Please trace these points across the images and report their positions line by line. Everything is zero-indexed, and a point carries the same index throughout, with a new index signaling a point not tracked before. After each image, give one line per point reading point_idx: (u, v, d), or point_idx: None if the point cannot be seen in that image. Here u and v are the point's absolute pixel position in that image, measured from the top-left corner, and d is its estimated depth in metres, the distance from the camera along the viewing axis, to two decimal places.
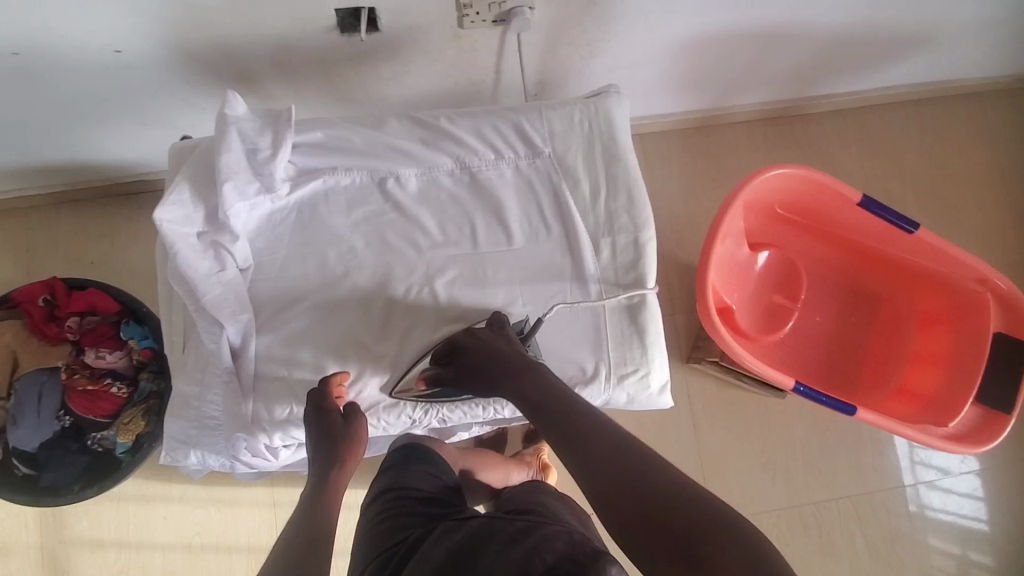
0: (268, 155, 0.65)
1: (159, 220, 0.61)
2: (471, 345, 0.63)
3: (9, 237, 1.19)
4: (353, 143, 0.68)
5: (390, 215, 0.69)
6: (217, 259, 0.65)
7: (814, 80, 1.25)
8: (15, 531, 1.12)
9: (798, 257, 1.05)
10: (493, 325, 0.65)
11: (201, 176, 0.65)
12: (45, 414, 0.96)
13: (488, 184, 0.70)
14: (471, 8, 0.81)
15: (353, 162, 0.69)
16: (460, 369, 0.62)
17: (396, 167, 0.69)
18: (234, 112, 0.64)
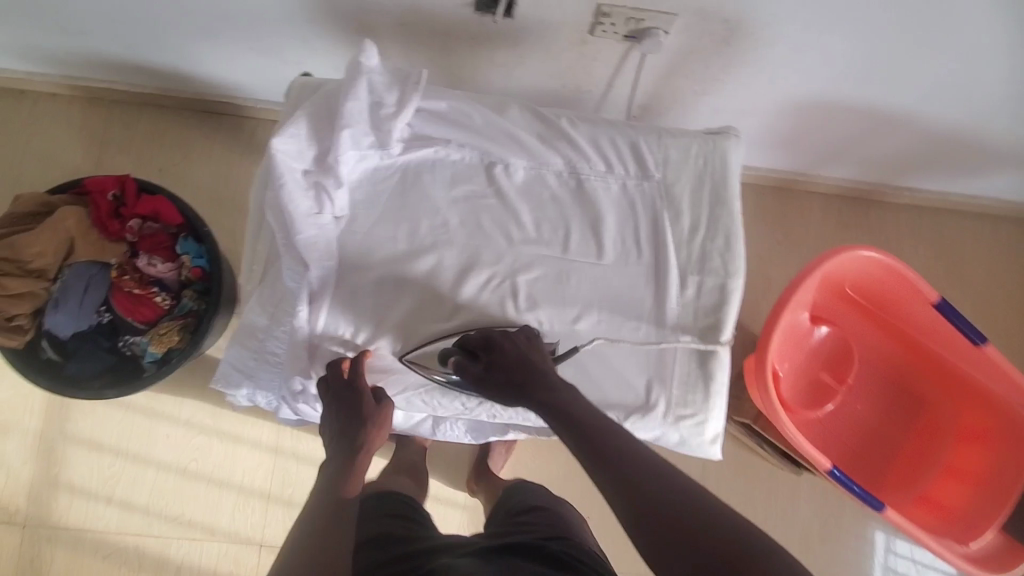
0: (392, 114, 0.65)
1: (273, 149, 0.60)
2: (500, 348, 0.61)
3: (87, 125, 1.20)
4: (472, 121, 0.68)
5: (489, 200, 0.68)
6: (317, 200, 0.64)
7: (904, 169, 1.24)
8: (20, 411, 1.12)
9: (855, 341, 1.03)
10: (521, 334, 0.63)
11: (322, 117, 0.64)
12: (87, 306, 0.96)
13: (592, 194, 0.69)
14: (608, 18, 0.80)
15: (466, 139, 0.68)
16: (490, 365, 0.60)
17: (507, 155, 0.69)
18: (367, 63, 0.63)
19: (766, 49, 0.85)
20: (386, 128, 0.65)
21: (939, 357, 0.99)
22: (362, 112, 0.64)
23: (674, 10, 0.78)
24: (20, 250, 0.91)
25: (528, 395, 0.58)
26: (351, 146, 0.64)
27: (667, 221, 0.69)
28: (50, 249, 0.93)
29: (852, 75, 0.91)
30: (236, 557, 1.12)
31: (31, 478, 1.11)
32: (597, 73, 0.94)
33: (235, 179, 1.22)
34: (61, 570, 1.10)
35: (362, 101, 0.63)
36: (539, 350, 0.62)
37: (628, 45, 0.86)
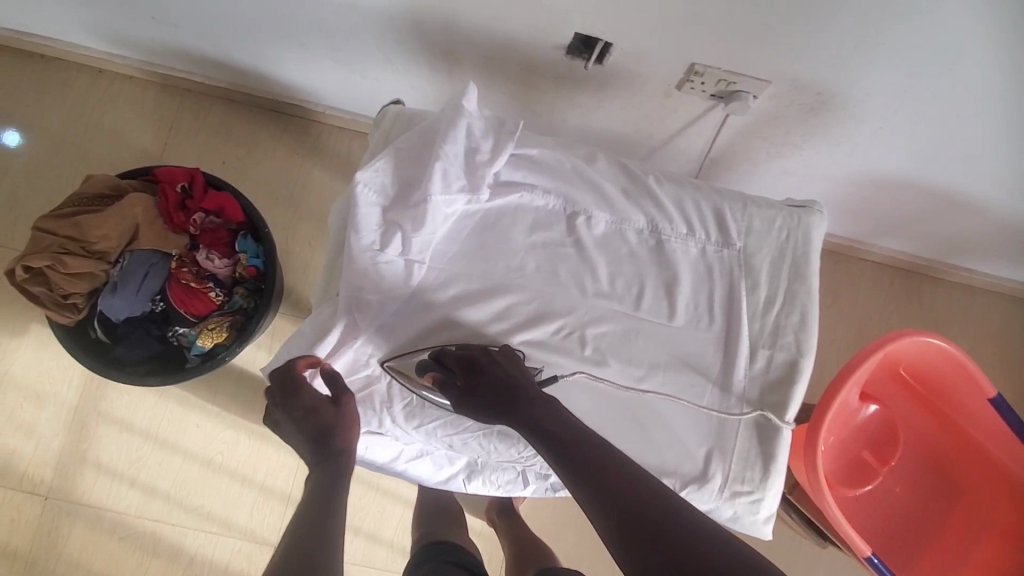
0: (486, 158, 0.65)
1: (354, 180, 0.62)
2: (480, 365, 0.61)
3: (159, 111, 1.22)
4: (559, 170, 0.68)
5: (567, 249, 0.68)
6: (384, 234, 0.64)
7: (964, 251, 1.21)
8: (58, 383, 1.14)
9: (899, 422, 1.01)
10: (500, 350, 0.63)
11: (417, 153, 0.65)
12: (143, 294, 0.97)
13: (671, 256, 0.68)
14: (699, 77, 0.80)
15: (551, 187, 0.68)
16: (473, 386, 0.60)
17: (590, 207, 0.68)
18: (468, 106, 0.64)
19: (850, 124, 0.85)
20: (479, 173, 0.65)
21: (984, 450, 0.96)
22: (458, 154, 0.64)
23: (767, 78, 0.78)
24: (87, 230, 0.93)
25: (512, 413, 0.58)
26: (440, 188, 0.63)
27: (743, 291, 0.68)
28: (115, 234, 0.94)
29: (934, 158, 0.89)
30: (249, 556, 1.12)
31: (59, 451, 1.12)
32: (673, 124, 0.94)
33: (294, 180, 1.23)
34: (77, 546, 1.11)
35: (460, 144, 0.64)
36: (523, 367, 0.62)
37: (713, 104, 0.86)
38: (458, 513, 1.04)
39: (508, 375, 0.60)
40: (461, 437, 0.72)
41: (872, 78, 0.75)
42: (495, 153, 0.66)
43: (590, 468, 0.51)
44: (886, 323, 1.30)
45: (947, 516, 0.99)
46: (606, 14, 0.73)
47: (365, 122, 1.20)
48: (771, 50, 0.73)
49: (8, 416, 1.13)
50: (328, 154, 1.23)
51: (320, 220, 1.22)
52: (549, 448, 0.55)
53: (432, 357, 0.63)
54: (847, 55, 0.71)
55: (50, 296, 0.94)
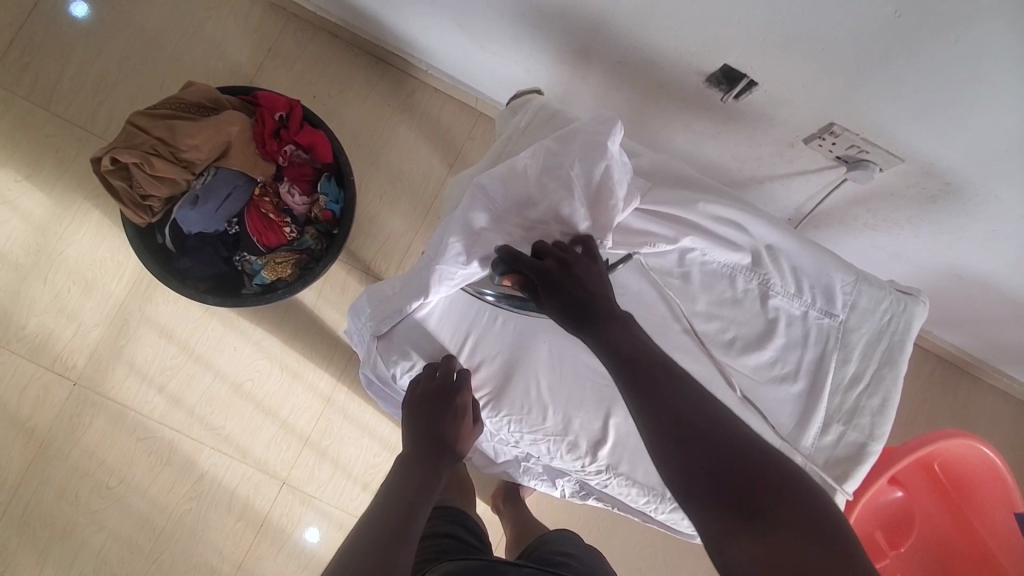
0: (620, 200, 0.63)
1: (476, 184, 0.63)
2: (564, 272, 0.58)
3: (262, 27, 1.20)
4: (686, 202, 0.68)
5: (673, 280, 0.73)
6: (480, 244, 0.64)
7: (1016, 360, 1.21)
8: (109, 275, 1.14)
9: (918, 514, 1.01)
10: (585, 258, 0.60)
11: (549, 168, 0.62)
12: (221, 214, 0.98)
13: (772, 314, 0.71)
14: (831, 138, 0.79)
15: (676, 226, 0.68)
16: (551, 291, 0.58)
17: (709, 248, 0.70)
18: (612, 147, 0.62)
19: (963, 219, 0.84)
20: (605, 214, 0.63)
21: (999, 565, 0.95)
22: (591, 182, 0.62)
23: (901, 156, 0.77)
24: (179, 137, 0.92)
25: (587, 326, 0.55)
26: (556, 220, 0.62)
27: (833, 363, 0.69)
28: (206, 146, 0.93)
29: None
30: (258, 485, 1.14)
31: (97, 342, 1.13)
32: (781, 171, 0.92)
33: (380, 130, 1.21)
34: (95, 437, 1.12)
35: (596, 176, 0.62)
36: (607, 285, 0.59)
37: (833, 164, 0.86)
38: (468, 486, 0.99)
39: (591, 286, 0.58)
40: (531, 438, 0.78)
41: (1010, 183, 0.73)
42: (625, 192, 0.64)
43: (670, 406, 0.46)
44: (918, 409, 1.30)
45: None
46: (765, 53, 0.71)
47: (463, 89, 1.19)
48: (920, 131, 0.72)
49: (54, 297, 1.13)
50: (418, 112, 1.22)
51: (397, 175, 1.21)
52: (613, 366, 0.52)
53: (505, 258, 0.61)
54: (993, 158, 0.71)
55: (129, 193, 0.94)
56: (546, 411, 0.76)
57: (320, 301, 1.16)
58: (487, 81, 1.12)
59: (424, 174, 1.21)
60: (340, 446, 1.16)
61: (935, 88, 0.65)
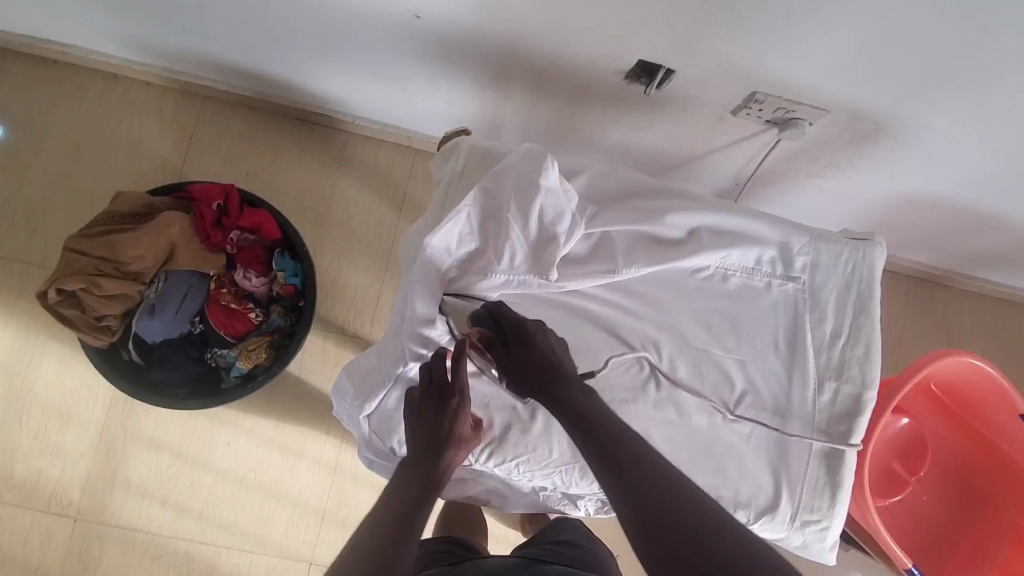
0: (563, 234, 0.62)
1: (427, 241, 0.61)
2: (529, 342, 0.65)
3: (179, 117, 1.18)
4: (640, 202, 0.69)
5: (639, 287, 0.73)
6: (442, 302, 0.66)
7: (981, 263, 1.24)
8: (83, 402, 1.11)
9: (928, 436, 1.04)
10: (539, 326, 0.67)
11: (491, 212, 0.63)
12: (182, 315, 0.96)
13: (737, 289, 0.72)
14: (758, 105, 0.81)
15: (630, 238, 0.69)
16: (516, 356, 0.65)
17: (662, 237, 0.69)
18: (547, 181, 0.60)
19: (899, 150, 0.86)
20: (549, 252, 0.62)
21: (1005, 455, 0.99)
22: (532, 221, 0.61)
23: (826, 107, 0.79)
24: (120, 251, 0.90)
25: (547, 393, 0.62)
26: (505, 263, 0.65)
27: (808, 323, 0.70)
28: (150, 254, 0.91)
29: (974, 182, 0.91)
30: (286, 572, 1.11)
31: (87, 472, 1.10)
32: (718, 143, 0.94)
33: (320, 191, 1.20)
34: (109, 567, 1.09)
35: (535, 215, 0.61)
36: (565, 356, 0.66)
37: (765, 128, 0.87)
38: (479, 523, 0.97)
39: (554, 357, 0.65)
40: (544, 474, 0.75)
41: (932, 110, 0.76)
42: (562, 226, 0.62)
43: (631, 477, 0.50)
44: (902, 330, 1.34)
45: (963, 517, 1.02)
46: (675, 41, 0.72)
47: (394, 132, 1.18)
48: (839, 82, 0.74)
49: (34, 437, 1.10)
50: (355, 164, 1.21)
51: (348, 231, 1.20)
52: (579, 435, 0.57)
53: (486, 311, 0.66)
54: (912, 91, 0.73)
55: (84, 319, 0.91)
56: (552, 444, 0.73)
57: (303, 374, 1.14)
58: (416, 120, 1.12)
59: (375, 224, 1.20)
60: (359, 512, 1.14)
61: (843, 38, 0.67)
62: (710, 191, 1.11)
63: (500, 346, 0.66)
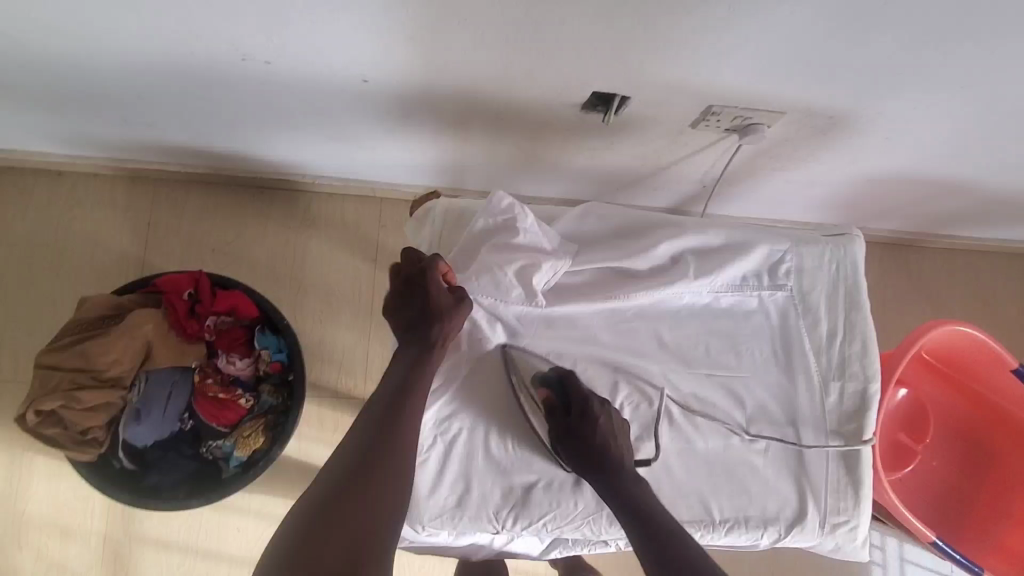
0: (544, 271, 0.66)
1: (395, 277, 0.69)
2: (594, 418, 0.67)
3: (134, 205, 1.15)
4: (620, 244, 0.71)
5: (630, 321, 0.73)
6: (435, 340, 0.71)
7: (947, 223, 1.27)
8: (81, 514, 1.06)
9: (928, 402, 1.06)
10: (601, 404, 0.68)
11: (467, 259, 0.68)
12: (171, 415, 0.93)
13: (729, 306, 0.73)
14: (716, 117, 0.82)
15: (612, 277, 0.71)
16: (577, 433, 0.67)
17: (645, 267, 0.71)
18: (525, 223, 0.66)
19: (856, 137, 0.87)
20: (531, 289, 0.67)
21: (1001, 407, 1.02)
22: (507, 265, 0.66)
23: (782, 110, 0.80)
24: (93, 358, 0.86)
25: (597, 472, 0.66)
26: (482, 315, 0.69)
27: (803, 328, 0.72)
28: (125, 357, 0.88)
29: (932, 155, 0.93)
30: None
31: None
32: (681, 154, 0.94)
33: (293, 256, 1.17)
34: None
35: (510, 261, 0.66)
36: (624, 439, 0.68)
37: (725, 135, 0.88)
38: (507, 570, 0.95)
39: (612, 440, 0.67)
40: (573, 527, 0.71)
41: (885, 100, 0.78)
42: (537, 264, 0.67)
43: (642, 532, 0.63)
44: (882, 298, 1.37)
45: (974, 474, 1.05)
46: (628, 71, 0.73)
47: (357, 184, 1.17)
48: (793, 86, 0.75)
49: (36, 558, 1.05)
50: (323, 223, 1.18)
51: (328, 292, 1.17)
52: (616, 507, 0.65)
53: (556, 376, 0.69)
54: (864, 84, 0.74)
55: (68, 435, 0.87)
56: (575, 495, 0.71)
57: (304, 444, 1.11)
58: (378, 172, 1.10)
59: (355, 280, 1.18)
60: None
61: (792, 47, 0.68)
62: (679, 196, 1.12)
63: (563, 414, 0.68)
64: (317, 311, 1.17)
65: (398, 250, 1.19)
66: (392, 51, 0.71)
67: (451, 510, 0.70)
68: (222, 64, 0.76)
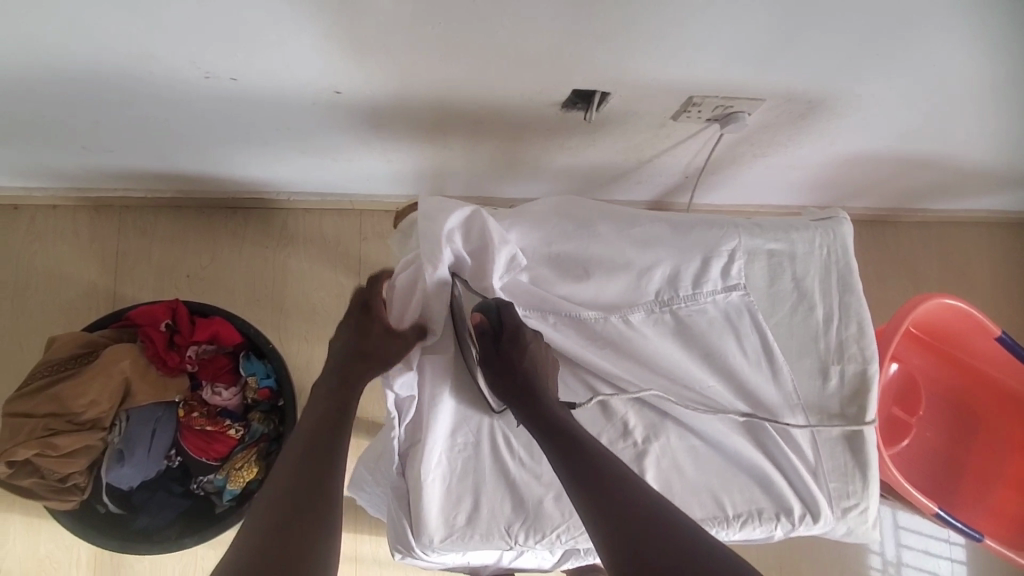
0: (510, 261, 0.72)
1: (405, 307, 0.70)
2: (518, 346, 0.67)
3: (99, 235, 1.09)
4: (629, 243, 0.73)
5: (644, 323, 0.72)
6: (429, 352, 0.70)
7: (920, 197, 1.29)
8: (64, 565, 1.01)
9: (917, 372, 1.07)
10: (533, 332, 0.69)
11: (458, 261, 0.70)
12: (156, 452, 0.89)
13: (688, 319, 0.72)
14: (698, 108, 0.81)
15: (626, 284, 0.73)
16: (506, 358, 0.67)
17: (661, 267, 0.72)
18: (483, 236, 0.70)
19: (835, 119, 0.88)
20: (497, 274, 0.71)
21: (985, 373, 1.05)
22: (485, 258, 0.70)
23: (763, 97, 0.80)
24: (68, 402, 0.81)
25: (525, 402, 0.65)
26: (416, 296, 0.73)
27: (800, 315, 0.71)
28: (103, 397, 0.83)
29: (906, 133, 0.94)
30: None
31: None
32: (662, 146, 0.94)
33: (271, 276, 1.14)
34: None
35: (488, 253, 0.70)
36: (549, 367, 0.69)
37: (706, 126, 0.88)
38: None
39: (540, 371, 0.67)
40: (587, 538, 0.69)
41: (861, 81, 0.78)
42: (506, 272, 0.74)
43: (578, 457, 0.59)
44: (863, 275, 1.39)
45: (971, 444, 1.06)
46: (607, 69, 0.72)
47: (334, 198, 1.13)
48: (771, 73, 0.74)
49: None
50: (302, 240, 1.15)
51: (312, 312, 1.14)
52: (546, 437, 0.62)
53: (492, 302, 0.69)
54: (843, 68, 0.74)
55: (46, 484, 0.83)
56: None
57: None
58: (354, 184, 1.07)
59: (337, 296, 1.15)
60: None
61: (770, 36, 0.67)
62: (659, 189, 1.12)
63: (493, 340, 0.69)
64: (304, 331, 1.13)
65: (382, 263, 1.17)
66: (366, 62, 0.68)
67: (462, 528, 0.68)
68: (186, 81, 0.72)
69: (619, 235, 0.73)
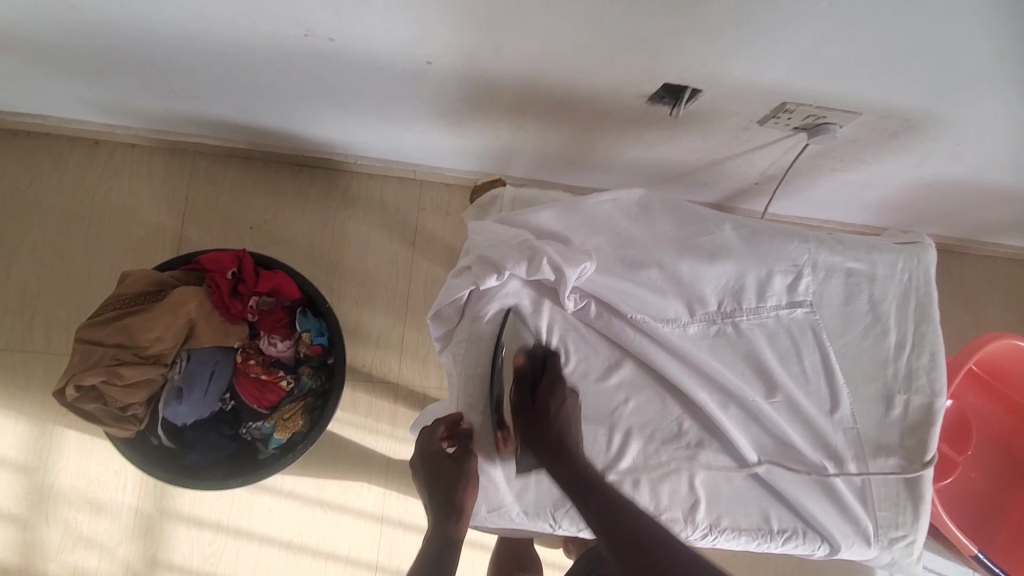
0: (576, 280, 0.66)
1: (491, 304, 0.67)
2: (553, 394, 0.69)
3: (172, 177, 1.13)
4: (716, 247, 0.70)
5: (718, 330, 0.71)
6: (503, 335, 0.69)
7: (997, 230, 1.24)
8: (113, 488, 1.06)
9: (970, 412, 1.04)
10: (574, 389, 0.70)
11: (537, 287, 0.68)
12: (212, 394, 0.92)
13: (750, 330, 0.71)
14: (788, 114, 0.79)
15: (706, 286, 0.70)
16: (541, 404, 0.69)
17: (743, 275, 0.70)
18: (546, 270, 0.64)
19: (928, 142, 0.85)
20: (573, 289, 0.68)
21: None
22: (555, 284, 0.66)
23: (858, 110, 0.77)
24: (137, 335, 0.85)
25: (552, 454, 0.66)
26: (487, 241, 0.67)
27: (871, 338, 0.70)
28: (168, 334, 0.87)
29: (1001, 164, 0.91)
30: None
31: (127, 559, 1.06)
32: (741, 149, 0.91)
33: (329, 235, 1.15)
34: None
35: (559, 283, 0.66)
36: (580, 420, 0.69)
37: (791, 133, 0.86)
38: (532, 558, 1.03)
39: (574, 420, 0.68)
40: None
41: (968, 106, 0.75)
42: (580, 283, 0.68)
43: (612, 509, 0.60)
44: None
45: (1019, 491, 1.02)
46: (705, 67, 0.70)
47: (399, 167, 1.14)
48: (875, 87, 0.72)
49: (65, 530, 1.05)
50: (361, 204, 1.16)
51: (365, 277, 1.15)
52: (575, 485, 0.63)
53: (540, 351, 0.71)
54: (951, 90, 0.72)
55: (107, 411, 0.86)
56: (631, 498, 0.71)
57: (336, 426, 1.10)
58: (423, 155, 1.08)
59: (391, 263, 1.16)
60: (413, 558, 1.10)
61: (884, 50, 0.65)
62: (725, 192, 1.10)
63: (531, 386, 0.70)
64: (356, 293, 1.15)
65: (438, 235, 1.18)
66: (464, 35, 0.68)
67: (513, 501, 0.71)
68: (281, 36, 0.72)
69: (697, 236, 0.70)
